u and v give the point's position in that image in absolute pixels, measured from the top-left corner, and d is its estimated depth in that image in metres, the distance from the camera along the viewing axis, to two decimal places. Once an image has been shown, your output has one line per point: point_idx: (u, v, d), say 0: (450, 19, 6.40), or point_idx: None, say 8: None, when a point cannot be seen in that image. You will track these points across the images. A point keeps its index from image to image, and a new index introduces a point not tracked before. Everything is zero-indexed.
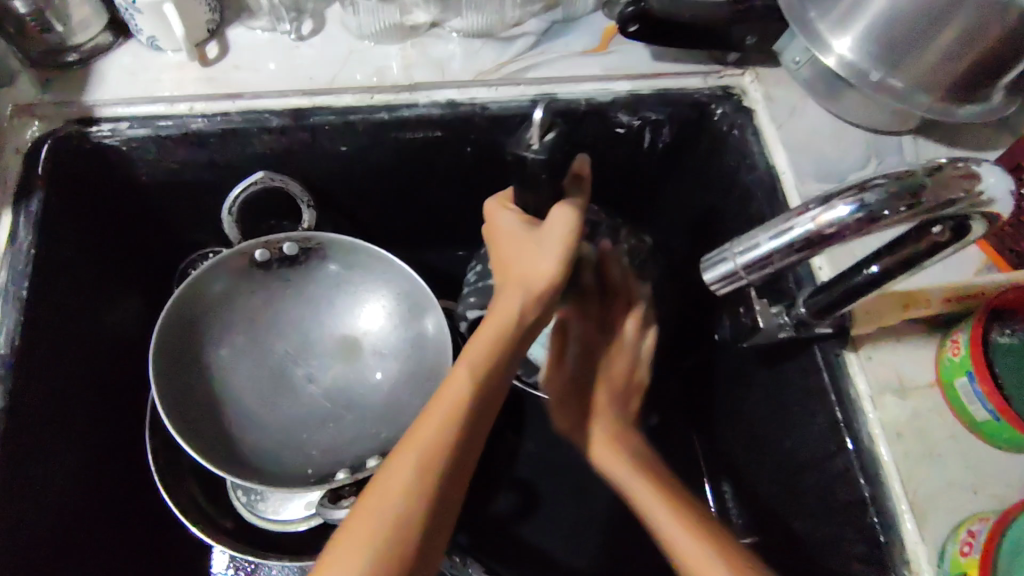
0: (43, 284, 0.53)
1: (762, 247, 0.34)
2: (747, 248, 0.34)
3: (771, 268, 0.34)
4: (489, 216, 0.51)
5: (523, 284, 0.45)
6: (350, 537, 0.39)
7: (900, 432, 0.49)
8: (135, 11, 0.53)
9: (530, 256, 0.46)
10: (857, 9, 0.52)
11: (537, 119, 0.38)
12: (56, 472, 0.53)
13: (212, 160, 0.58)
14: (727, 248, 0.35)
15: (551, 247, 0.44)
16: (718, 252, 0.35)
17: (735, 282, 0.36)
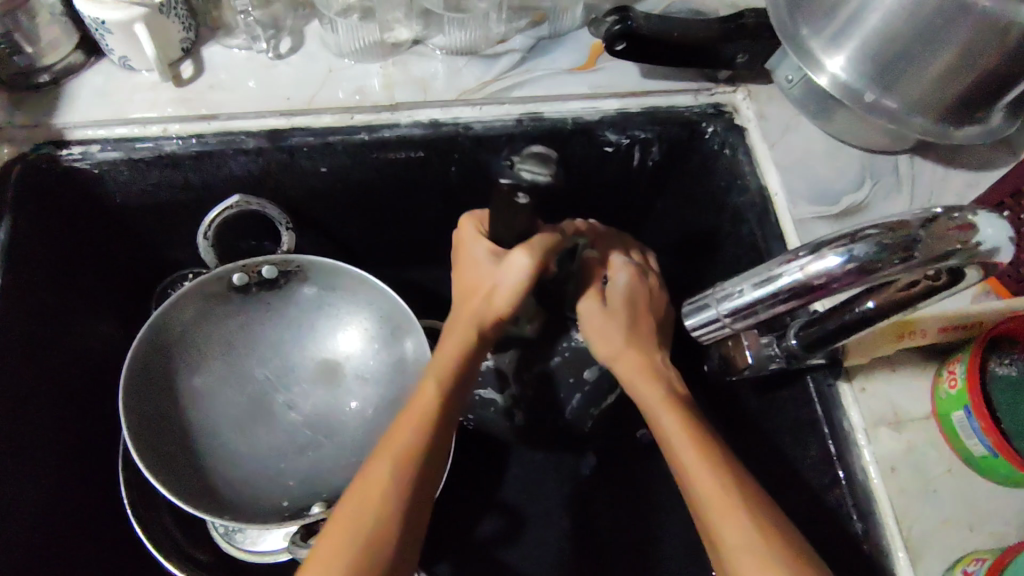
0: (13, 311, 0.51)
1: (746, 297, 0.33)
2: (730, 296, 0.34)
3: (755, 317, 0.33)
4: (462, 233, 0.51)
5: (478, 316, 0.48)
6: (335, 526, 0.40)
7: (894, 466, 0.48)
8: (105, 32, 0.51)
9: (488, 291, 0.47)
10: (851, 28, 0.51)
11: (540, 145, 0.38)
12: (26, 508, 0.51)
13: (188, 184, 0.57)
14: (710, 294, 0.35)
15: (506, 288, 0.46)
16: (701, 298, 0.35)
17: (718, 328, 0.36)
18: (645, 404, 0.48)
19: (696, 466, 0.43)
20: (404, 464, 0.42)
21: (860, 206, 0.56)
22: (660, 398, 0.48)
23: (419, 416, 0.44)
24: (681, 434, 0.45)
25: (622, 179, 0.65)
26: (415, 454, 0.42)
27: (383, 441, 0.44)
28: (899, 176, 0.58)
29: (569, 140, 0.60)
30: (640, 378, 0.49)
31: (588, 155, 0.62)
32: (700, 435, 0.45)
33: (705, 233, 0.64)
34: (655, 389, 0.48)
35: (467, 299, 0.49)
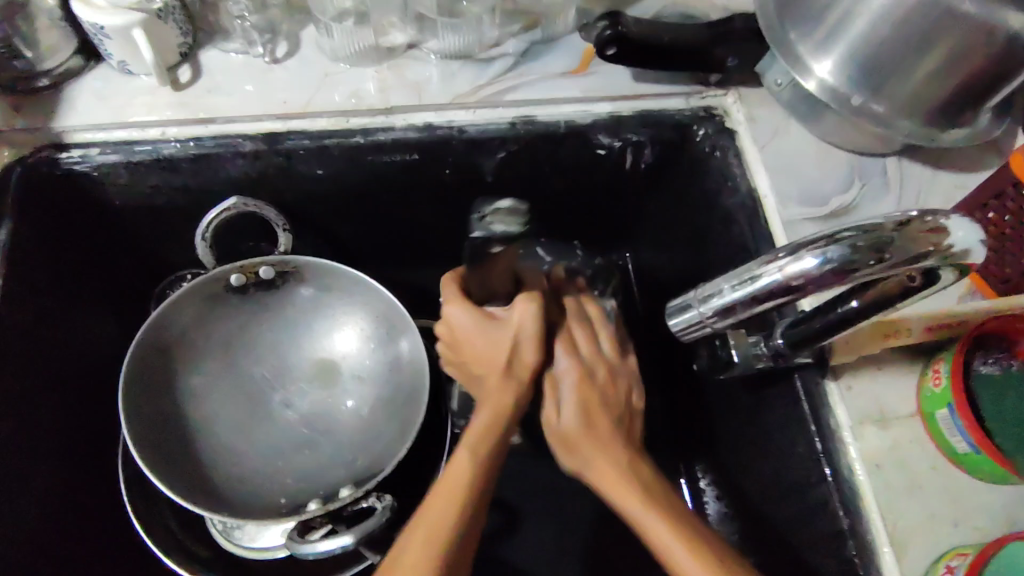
0: (15, 312, 0.52)
1: (727, 294, 0.34)
2: (712, 296, 0.34)
3: (735, 317, 0.34)
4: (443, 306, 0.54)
5: (512, 379, 0.49)
6: None
7: (879, 463, 0.49)
8: (104, 37, 0.52)
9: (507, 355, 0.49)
10: (838, 33, 0.52)
11: None
12: (28, 506, 0.52)
13: (186, 186, 0.58)
14: (692, 294, 0.36)
15: (523, 346, 0.49)
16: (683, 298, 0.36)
17: (701, 326, 0.36)
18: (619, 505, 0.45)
19: (652, 528, 0.42)
20: (433, 544, 0.40)
21: (849, 207, 0.57)
22: (632, 497, 0.44)
23: (447, 494, 0.43)
24: (662, 529, 0.42)
25: (615, 181, 0.66)
26: (443, 533, 0.41)
27: (413, 521, 0.42)
28: (888, 178, 0.59)
29: (562, 143, 0.61)
30: (608, 483, 0.46)
31: (581, 158, 0.62)
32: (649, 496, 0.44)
33: (697, 234, 0.65)
34: (625, 487, 0.45)
35: (486, 373, 0.50)
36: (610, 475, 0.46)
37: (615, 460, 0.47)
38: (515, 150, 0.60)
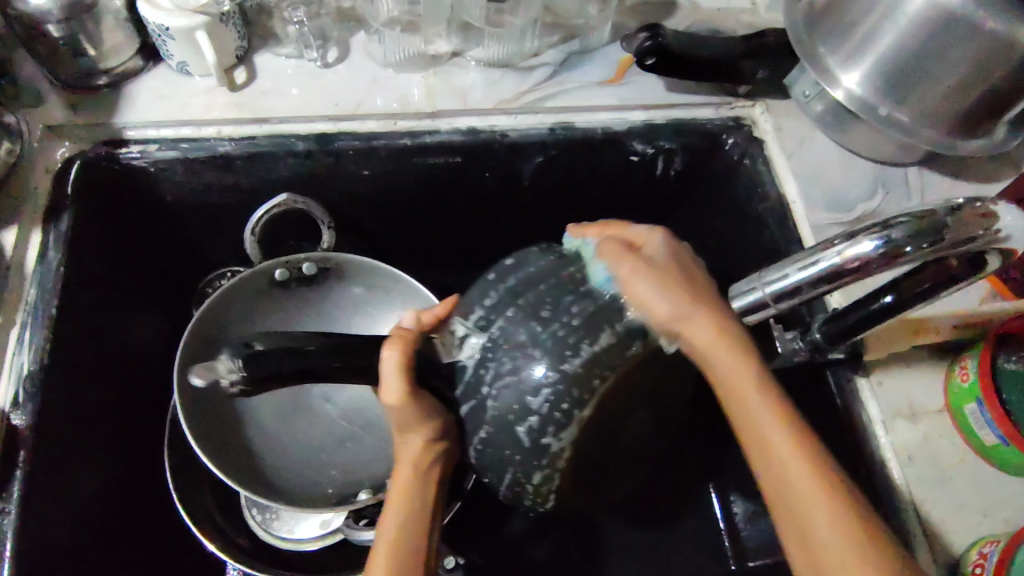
0: (73, 301, 0.53)
1: (788, 277, 0.35)
2: (776, 279, 0.36)
3: (797, 299, 0.36)
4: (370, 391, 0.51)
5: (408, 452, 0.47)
6: None
7: (911, 456, 0.51)
8: (168, 38, 0.54)
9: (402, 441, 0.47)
10: (867, 45, 0.55)
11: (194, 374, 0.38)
12: (81, 490, 0.53)
13: (237, 183, 0.60)
14: (755, 278, 0.37)
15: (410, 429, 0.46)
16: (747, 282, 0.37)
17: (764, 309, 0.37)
18: (728, 382, 0.41)
19: (767, 417, 0.40)
20: None
21: (873, 213, 0.60)
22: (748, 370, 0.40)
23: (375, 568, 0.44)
24: (776, 416, 0.39)
25: (645, 188, 0.68)
26: None
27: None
28: (909, 186, 0.61)
29: (598, 148, 0.63)
30: (717, 353, 0.40)
31: (615, 164, 0.65)
32: (806, 450, 0.39)
33: (725, 238, 0.67)
34: (744, 357, 0.41)
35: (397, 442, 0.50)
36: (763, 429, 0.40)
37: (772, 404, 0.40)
38: (553, 155, 0.63)
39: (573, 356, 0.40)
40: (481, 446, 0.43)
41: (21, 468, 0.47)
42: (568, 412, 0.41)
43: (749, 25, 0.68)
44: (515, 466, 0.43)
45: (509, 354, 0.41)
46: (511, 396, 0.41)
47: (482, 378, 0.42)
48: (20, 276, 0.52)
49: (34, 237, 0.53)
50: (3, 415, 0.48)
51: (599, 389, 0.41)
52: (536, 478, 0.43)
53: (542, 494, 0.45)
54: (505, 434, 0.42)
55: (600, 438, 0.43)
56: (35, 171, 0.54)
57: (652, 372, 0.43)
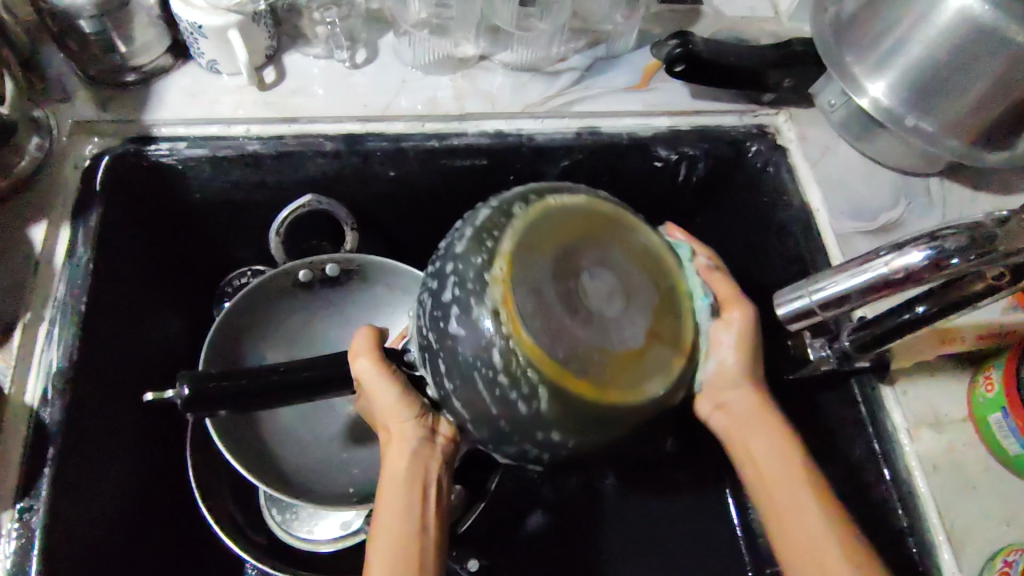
0: (100, 296, 0.53)
1: (841, 285, 0.36)
2: (824, 286, 0.37)
3: (845, 307, 0.36)
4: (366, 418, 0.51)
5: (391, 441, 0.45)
6: None
7: (935, 464, 0.51)
8: (200, 36, 0.54)
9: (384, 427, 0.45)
10: (895, 54, 0.55)
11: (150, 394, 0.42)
12: (105, 487, 0.53)
13: (263, 182, 0.60)
14: (803, 284, 0.38)
15: (388, 412, 0.45)
16: (795, 288, 0.38)
17: (809, 317, 0.38)
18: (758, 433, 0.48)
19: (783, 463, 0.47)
20: None
21: (896, 223, 0.60)
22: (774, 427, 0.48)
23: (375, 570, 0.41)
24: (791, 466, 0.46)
25: (667, 194, 0.68)
26: None
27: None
28: (931, 197, 0.62)
29: (623, 154, 0.63)
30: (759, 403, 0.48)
31: (638, 169, 0.65)
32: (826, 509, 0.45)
33: (746, 245, 0.67)
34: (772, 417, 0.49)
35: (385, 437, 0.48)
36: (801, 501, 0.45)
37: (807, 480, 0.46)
38: (579, 159, 0.63)
39: (468, 239, 0.41)
40: (446, 369, 0.40)
41: (50, 464, 0.47)
42: (478, 280, 0.39)
43: (773, 34, 0.68)
44: (477, 363, 0.38)
45: (428, 284, 0.42)
46: (437, 309, 0.40)
47: (420, 318, 0.42)
48: (50, 271, 0.52)
49: (62, 232, 0.53)
50: (33, 411, 0.48)
51: (497, 244, 0.40)
52: (499, 365, 0.38)
53: (535, 388, 0.37)
54: (449, 338, 0.39)
55: (554, 305, 0.38)
56: (64, 166, 0.54)
57: (564, 230, 0.41)
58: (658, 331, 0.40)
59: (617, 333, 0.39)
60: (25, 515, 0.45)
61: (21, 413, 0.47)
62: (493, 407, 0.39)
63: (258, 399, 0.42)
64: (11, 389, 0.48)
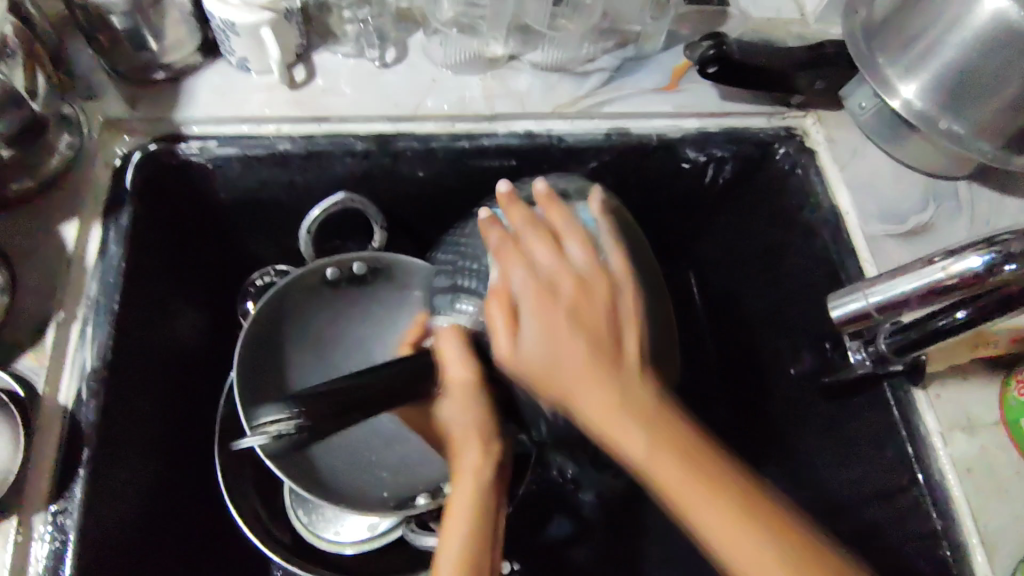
0: (131, 295, 0.53)
1: (902, 289, 0.37)
2: (882, 290, 0.37)
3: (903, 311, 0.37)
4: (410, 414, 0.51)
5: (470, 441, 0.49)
6: None
7: (969, 468, 0.51)
8: (233, 34, 0.54)
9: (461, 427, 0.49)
10: (928, 56, 0.55)
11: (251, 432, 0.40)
12: (136, 487, 0.52)
13: (292, 181, 0.59)
14: (859, 287, 0.38)
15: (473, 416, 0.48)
16: (851, 290, 0.38)
17: (861, 320, 0.39)
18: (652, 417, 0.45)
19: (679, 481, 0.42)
20: None
21: (926, 226, 0.60)
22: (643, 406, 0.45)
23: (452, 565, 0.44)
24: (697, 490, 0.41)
25: (693, 195, 0.68)
26: None
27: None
28: (960, 201, 0.61)
29: (651, 155, 0.63)
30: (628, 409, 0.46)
31: (666, 170, 0.65)
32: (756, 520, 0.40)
33: (771, 247, 0.67)
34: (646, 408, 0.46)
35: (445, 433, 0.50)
36: (685, 488, 0.41)
37: (722, 484, 0.41)
38: (607, 160, 0.63)
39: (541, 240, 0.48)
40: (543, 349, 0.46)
41: (84, 466, 0.46)
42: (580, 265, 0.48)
43: (800, 36, 0.68)
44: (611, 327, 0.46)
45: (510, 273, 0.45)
46: (527, 292, 0.46)
47: (483, 298, 0.48)
48: (81, 270, 0.51)
49: (94, 231, 0.52)
50: (66, 411, 0.47)
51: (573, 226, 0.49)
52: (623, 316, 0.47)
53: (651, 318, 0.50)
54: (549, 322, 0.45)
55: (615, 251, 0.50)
56: (94, 165, 0.54)
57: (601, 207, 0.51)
58: (653, 270, 0.53)
59: (646, 252, 0.53)
60: (58, 517, 0.45)
61: (54, 414, 0.47)
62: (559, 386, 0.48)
63: (346, 398, 0.41)
64: (43, 391, 0.47)
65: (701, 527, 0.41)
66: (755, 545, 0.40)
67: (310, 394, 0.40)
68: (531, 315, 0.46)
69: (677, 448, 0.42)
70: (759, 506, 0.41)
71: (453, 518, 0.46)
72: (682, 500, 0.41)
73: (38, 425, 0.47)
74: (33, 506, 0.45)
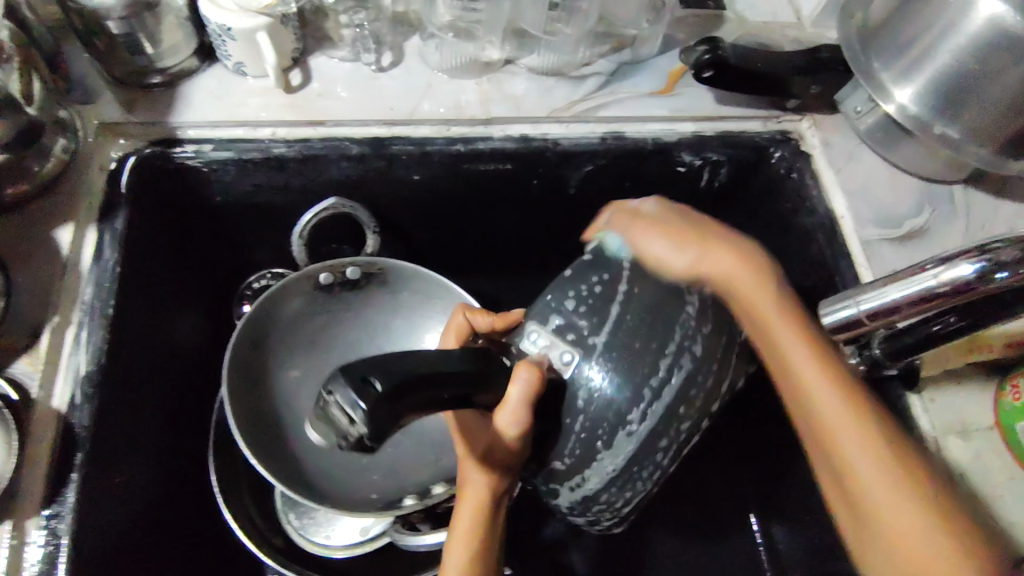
0: (126, 299, 0.53)
1: (892, 296, 0.37)
2: (874, 297, 0.37)
3: (895, 319, 0.37)
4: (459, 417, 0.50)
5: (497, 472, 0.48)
6: None
7: (963, 472, 0.51)
8: (228, 38, 0.54)
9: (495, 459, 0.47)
10: (923, 61, 0.55)
11: (312, 436, 0.32)
12: (129, 491, 0.52)
13: (287, 184, 0.59)
14: (852, 294, 0.38)
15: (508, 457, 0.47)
16: (843, 298, 0.38)
17: (853, 328, 0.39)
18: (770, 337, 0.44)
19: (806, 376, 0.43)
20: None
21: (921, 230, 0.60)
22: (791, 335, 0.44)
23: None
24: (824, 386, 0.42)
25: (689, 199, 0.68)
26: None
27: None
28: (955, 205, 0.61)
29: (647, 158, 0.63)
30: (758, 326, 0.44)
31: (662, 174, 0.65)
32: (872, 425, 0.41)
33: (768, 251, 0.67)
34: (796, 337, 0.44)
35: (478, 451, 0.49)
36: (852, 451, 0.41)
37: (879, 441, 0.41)
38: (602, 164, 0.63)
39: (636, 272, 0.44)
40: (593, 414, 0.43)
41: (78, 470, 0.46)
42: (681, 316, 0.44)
43: (796, 39, 0.68)
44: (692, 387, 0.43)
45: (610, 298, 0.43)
46: (625, 358, 0.42)
47: (583, 336, 0.43)
48: (76, 274, 0.51)
49: (89, 235, 0.52)
50: (60, 415, 0.47)
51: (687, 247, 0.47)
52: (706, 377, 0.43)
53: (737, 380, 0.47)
54: (614, 397, 0.42)
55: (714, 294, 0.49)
56: (90, 168, 0.54)
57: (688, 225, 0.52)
58: None
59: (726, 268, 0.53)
60: (51, 521, 0.45)
61: (48, 419, 0.47)
62: (572, 455, 0.44)
63: (425, 381, 0.34)
64: (37, 395, 0.48)
65: (885, 520, 0.39)
66: (921, 525, 0.39)
67: (364, 360, 0.33)
68: (625, 219, 0.48)
69: (866, 415, 0.41)
70: (909, 462, 0.40)
71: (456, 533, 0.49)
72: (858, 469, 0.40)
73: (31, 429, 0.47)
74: (27, 511, 0.45)
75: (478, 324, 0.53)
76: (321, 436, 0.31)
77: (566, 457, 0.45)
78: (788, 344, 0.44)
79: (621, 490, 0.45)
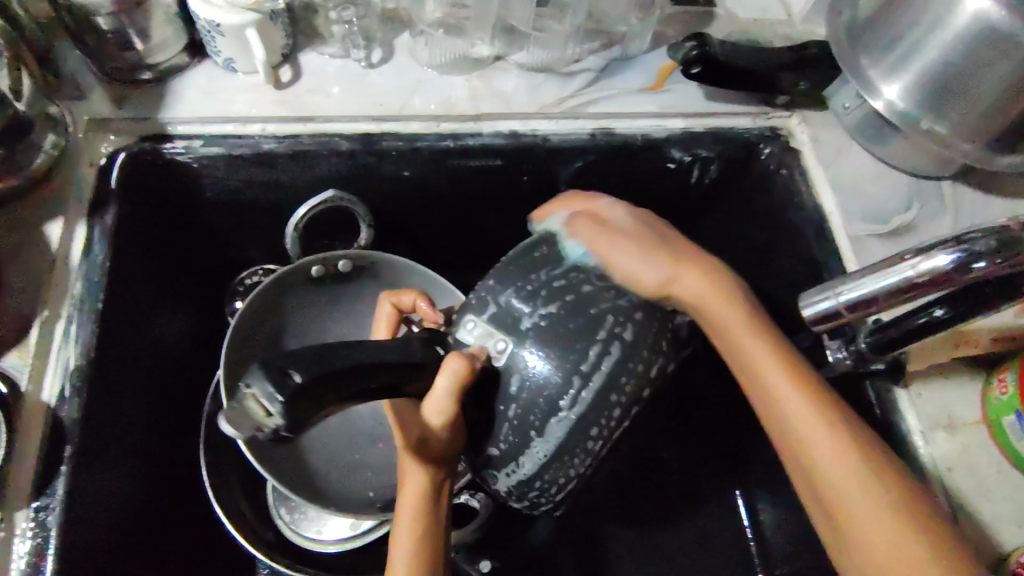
0: (115, 293, 0.53)
1: (872, 287, 0.37)
2: (853, 288, 0.38)
3: (873, 310, 0.37)
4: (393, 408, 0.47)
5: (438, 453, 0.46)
6: None
7: (951, 466, 0.51)
8: (218, 34, 0.54)
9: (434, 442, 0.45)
10: (910, 57, 0.55)
11: (229, 428, 0.32)
12: (118, 486, 0.52)
13: (278, 181, 0.60)
14: (830, 286, 0.38)
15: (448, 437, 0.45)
16: (822, 289, 0.38)
17: (832, 320, 0.39)
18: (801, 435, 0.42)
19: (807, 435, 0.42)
20: None
21: (910, 226, 0.60)
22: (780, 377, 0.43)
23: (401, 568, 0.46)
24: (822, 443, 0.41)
25: (679, 195, 0.69)
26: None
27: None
28: (944, 200, 0.62)
29: (637, 155, 0.64)
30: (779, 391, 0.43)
31: (652, 170, 0.65)
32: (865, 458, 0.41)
33: (757, 247, 0.67)
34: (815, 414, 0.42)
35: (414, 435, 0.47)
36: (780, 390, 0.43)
37: (841, 431, 0.41)
38: (592, 160, 0.63)
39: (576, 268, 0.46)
40: (525, 390, 0.43)
41: (67, 462, 0.47)
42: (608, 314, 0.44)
43: (785, 36, 0.69)
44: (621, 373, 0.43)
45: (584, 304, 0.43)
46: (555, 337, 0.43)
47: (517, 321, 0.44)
48: (65, 269, 0.51)
49: (78, 230, 0.53)
50: (50, 408, 0.48)
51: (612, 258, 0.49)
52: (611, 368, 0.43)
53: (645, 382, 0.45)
54: (546, 379, 0.43)
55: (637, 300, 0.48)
56: (79, 164, 0.54)
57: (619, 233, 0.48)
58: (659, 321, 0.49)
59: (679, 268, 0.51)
60: (40, 514, 0.45)
61: (37, 411, 0.47)
62: (512, 437, 0.44)
63: (363, 367, 0.36)
64: (27, 388, 0.48)
65: (816, 460, 0.41)
66: (880, 496, 0.40)
67: (306, 352, 0.34)
68: (625, 244, 0.46)
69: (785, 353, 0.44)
70: (835, 414, 0.42)
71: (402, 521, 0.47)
72: (833, 478, 0.41)
73: (21, 422, 0.47)
74: (15, 503, 0.45)
75: (417, 310, 0.53)
76: (236, 427, 0.31)
77: (501, 441, 0.45)
78: (815, 433, 0.41)
79: (558, 476, 0.45)
